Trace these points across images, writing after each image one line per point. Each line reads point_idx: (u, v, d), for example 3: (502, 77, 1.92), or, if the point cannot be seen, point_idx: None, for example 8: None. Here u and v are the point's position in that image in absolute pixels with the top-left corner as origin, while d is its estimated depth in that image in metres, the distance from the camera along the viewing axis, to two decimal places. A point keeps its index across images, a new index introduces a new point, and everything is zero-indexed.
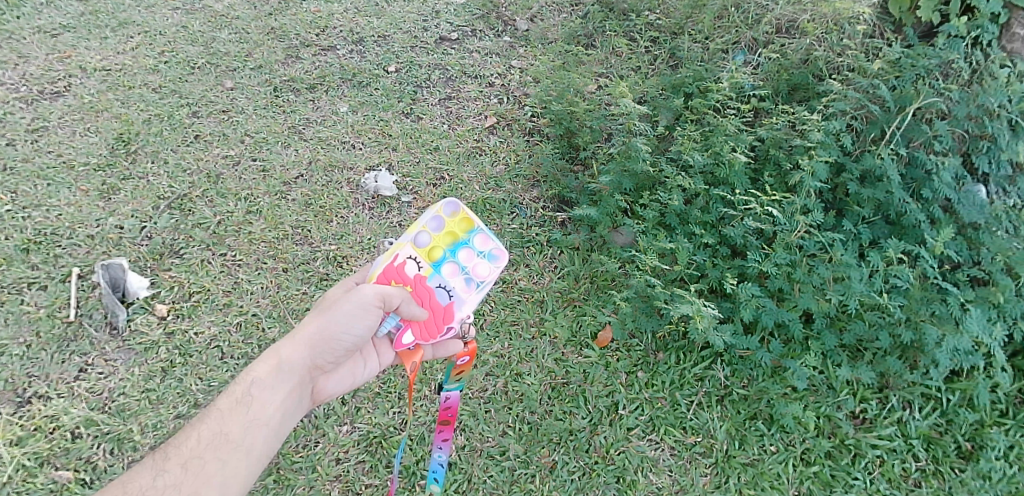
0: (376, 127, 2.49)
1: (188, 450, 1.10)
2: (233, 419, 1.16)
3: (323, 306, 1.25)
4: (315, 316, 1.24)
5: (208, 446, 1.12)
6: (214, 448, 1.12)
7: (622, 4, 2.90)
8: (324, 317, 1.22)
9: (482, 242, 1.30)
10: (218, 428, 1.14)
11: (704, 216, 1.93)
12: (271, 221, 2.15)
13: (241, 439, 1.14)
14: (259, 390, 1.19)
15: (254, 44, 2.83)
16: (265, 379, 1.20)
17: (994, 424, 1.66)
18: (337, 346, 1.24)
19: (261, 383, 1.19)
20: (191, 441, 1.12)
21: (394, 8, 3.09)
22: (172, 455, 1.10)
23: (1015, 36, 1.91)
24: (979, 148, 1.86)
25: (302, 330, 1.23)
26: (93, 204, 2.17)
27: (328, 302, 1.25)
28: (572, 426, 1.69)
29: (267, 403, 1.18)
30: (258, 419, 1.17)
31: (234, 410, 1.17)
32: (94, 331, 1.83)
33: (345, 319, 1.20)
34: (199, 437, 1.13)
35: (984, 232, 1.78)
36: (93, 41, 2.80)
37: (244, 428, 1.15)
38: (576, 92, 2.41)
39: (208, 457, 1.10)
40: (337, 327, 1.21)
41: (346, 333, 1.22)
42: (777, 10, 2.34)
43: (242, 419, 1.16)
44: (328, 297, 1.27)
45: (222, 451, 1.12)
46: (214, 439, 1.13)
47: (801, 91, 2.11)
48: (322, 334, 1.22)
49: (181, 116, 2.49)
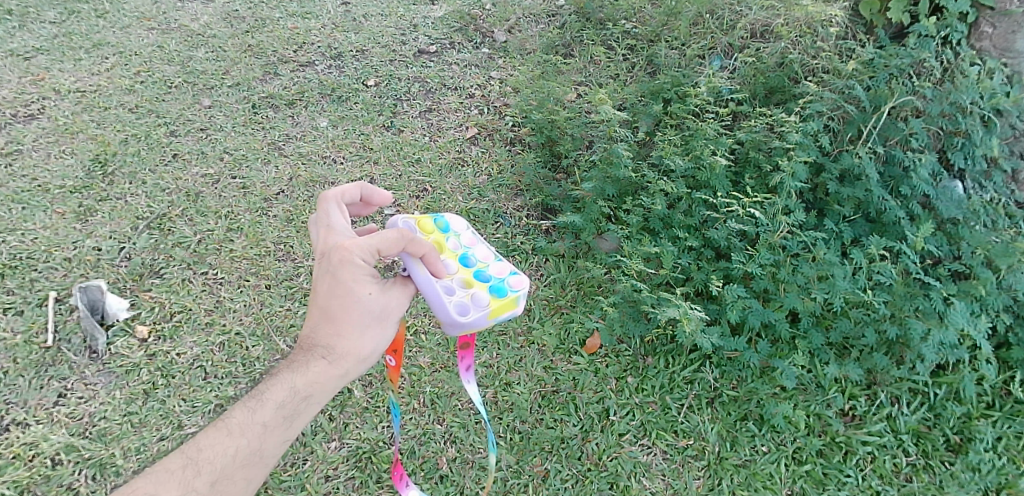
0: (357, 140, 2.48)
1: (221, 467, 1.10)
2: (271, 437, 1.14)
3: (380, 314, 1.14)
4: (373, 328, 1.14)
5: (242, 464, 1.12)
6: (248, 468, 1.12)
7: (598, 13, 2.93)
8: (382, 334, 1.16)
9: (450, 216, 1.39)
10: (256, 443, 1.13)
11: (687, 220, 1.94)
12: (252, 238, 2.12)
13: (274, 454, 1.16)
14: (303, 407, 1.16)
15: (231, 62, 2.82)
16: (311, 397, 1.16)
17: (981, 416, 1.67)
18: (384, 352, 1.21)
19: (309, 400, 1.16)
20: (227, 456, 1.11)
21: (372, 23, 3.10)
22: (204, 472, 1.09)
23: (983, 35, 1.97)
24: (954, 144, 1.89)
25: (361, 348, 1.14)
26: (70, 226, 2.14)
27: (385, 314, 1.14)
28: (563, 434, 1.67)
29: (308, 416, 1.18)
30: (297, 432, 1.17)
31: (275, 426, 1.14)
32: (73, 355, 1.79)
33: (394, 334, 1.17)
34: (235, 452, 1.11)
35: (963, 227, 1.80)
36: (67, 63, 2.77)
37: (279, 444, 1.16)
38: (556, 101, 2.43)
39: (241, 477, 1.11)
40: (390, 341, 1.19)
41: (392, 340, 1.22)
42: (751, 15, 2.37)
43: (278, 436, 1.15)
44: (382, 303, 1.13)
45: (254, 468, 1.13)
46: (249, 459, 1.12)
47: (778, 94, 2.14)
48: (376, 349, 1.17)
49: (159, 135, 2.46)
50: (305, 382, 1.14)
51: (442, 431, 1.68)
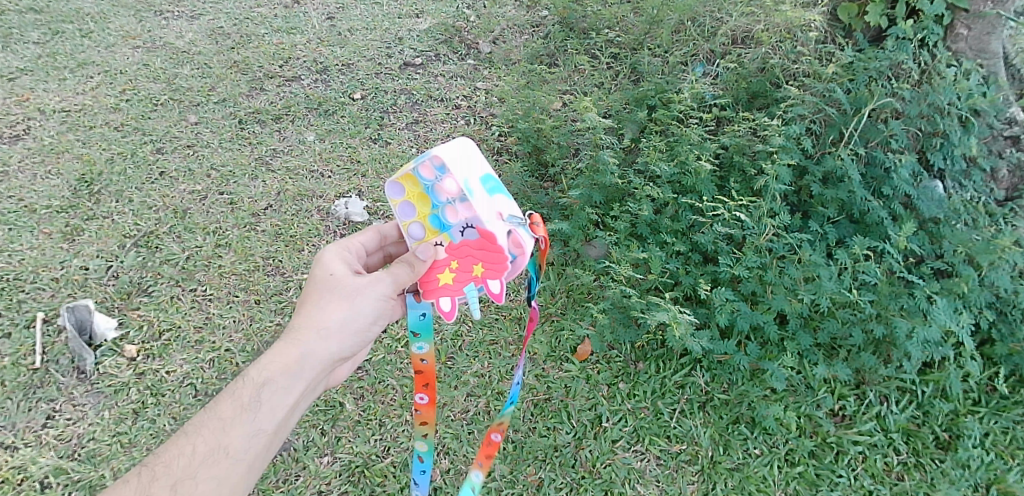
0: (344, 154, 2.49)
1: (179, 470, 1.02)
2: (235, 430, 1.06)
3: (347, 289, 1.15)
4: (337, 304, 1.14)
5: (202, 463, 1.02)
6: (209, 466, 1.02)
7: (582, 23, 2.96)
8: (349, 310, 1.15)
9: (426, 169, 1.13)
10: (216, 439, 1.05)
11: (674, 225, 1.95)
12: (241, 254, 2.12)
13: (242, 454, 1.06)
14: (269, 395, 1.09)
15: (217, 79, 2.83)
16: (277, 383, 1.10)
17: (968, 412, 1.69)
18: (362, 336, 1.17)
19: (271, 386, 1.09)
20: (184, 457, 1.03)
21: (357, 37, 3.11)
22: (161, 476, 1.02)
23: (958, 37, 2.00)
24: (933, 145, 1.91)
25: (325, 321, 1.13)
26: (57, 246, 2.13)
27: (352, 289, 1.15)
28: (556, 442, 1.67)
29: (277, 408, 1.09)
30: (266, 427, 1.08)
31: (237, 418, 1.07)
32: (61, 377, 1.78)
33: (369, 307, 1.16)
34: (194, 453, 1.03)
35: (944, 226, 1.83)
36: (51, 83, 2.77)
37: (247, 439, 1.06)
38: (541, 110, 2.44)
39: (202, 476, 1.01)
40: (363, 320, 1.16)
41: (372, 324, 1.18)
42: (732, 21, 2.40)
43: (244, 429, 1.06)
44: (347, 280, 1.16)
45: (218, 467, 1.03)
46: (210, 457, 1.03)
47: (760, 99, 2.17)
48: (346, 322, 1.15)
49: (145, 153, 2.46)
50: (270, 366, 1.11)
51: (434, 442, 1.68)
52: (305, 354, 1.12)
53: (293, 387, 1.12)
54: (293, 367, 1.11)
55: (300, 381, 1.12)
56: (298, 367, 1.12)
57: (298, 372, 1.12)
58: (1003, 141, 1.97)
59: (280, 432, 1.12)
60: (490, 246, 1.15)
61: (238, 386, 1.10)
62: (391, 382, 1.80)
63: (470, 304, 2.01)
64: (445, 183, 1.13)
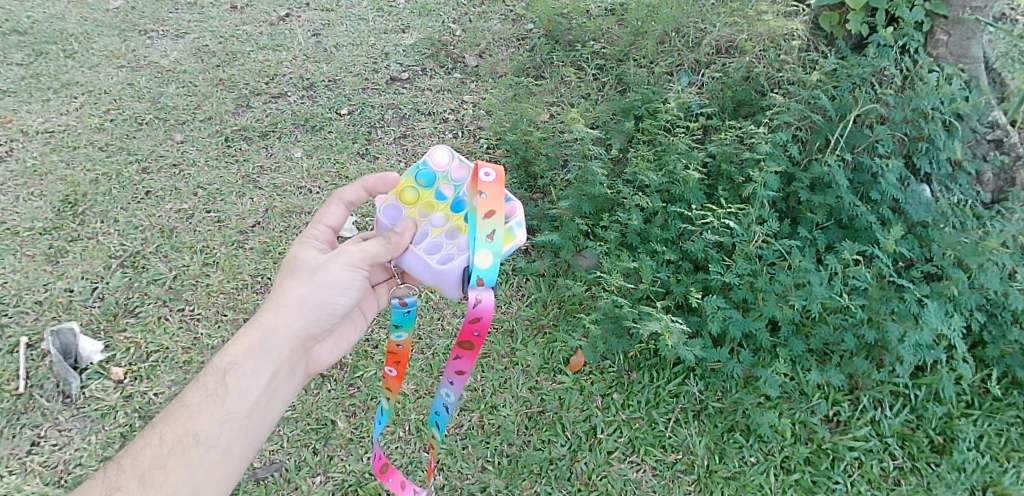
0: (332, 169, 2.48)
1: (147, 460, 1.00)
2: (203, 416, 1.05)
3: (308, 267, 1.17)
4: (297, 282, 1.16)
5: (171, 451, 1.01)
6: (179, 454, 1.01)
7: (567, 35, 2.98)
8: (307, 287, 1.16)
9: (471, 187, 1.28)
10: (183, 427, 1.04)
11: (664, 234, 1.95)
12: (229, 272, 2.10)
13: (213, 439, 1.05)
14: (236, 379, 1.09)
15: (203, 97, 2.81)
16: (243, 365, 1.11)
17: (962, 415, 1.69)
18: (326, 312, 1.18)
19: (235, 369, 1.10)
20: (151, 448, 1.02)
21: (343, 53, 3.11)
22: (128, 469, 1.00)
23: (939, 43, 2.03)
24: (919, 149, 1.94)
25: (285, 300, 1.15)
26: (40, 269, 2.10)
27: (311, 267, 1.17)
28: (551, 455, 1.66)
29: (244, 391, 1.10)
30: (235, 410, 1.08)
31: (201, 404, 1.06)
32: (46, 402, 1.74)
33: (333, 284, 1.17)
34: (162, 442, 1.02)
35: (932, 229, 1.84)
36: (34, 104, 2.75)
37: (216, 424, 1.06)
38: (529, 122, 2.45)
39: (172, 466, 1.00)
40: (333, 295, 1.18)
41: (338, 299, 1.19)
42: (716, 31, 2.42)
43: (212, 415, 1.06)
44: (313, 258, 1.19)
45: (189, 455, 1.02)
46: (178, 444, 1.02)
47: (745, 107, 2.19)
48: (307, 299, 1.16)
49: (130, 173, 2.44)
50: (233, 349, 1.12)
51: (428, 459, 1.66)
52: (268, 334, 1.14)
53: (258, 369, 1.12)
54: (257, 347, 1.13)
55: (267, 362, 1.13)
56: (263, 347, 1.13)
57: (262, 351, 1.13)
58: (986, 145, 1.99)
59: (254, 415, 1.11)
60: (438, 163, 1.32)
61: (204, 375, 1.10)
62: (383, 398, 1.79)
63: (461, 317, 2.00)
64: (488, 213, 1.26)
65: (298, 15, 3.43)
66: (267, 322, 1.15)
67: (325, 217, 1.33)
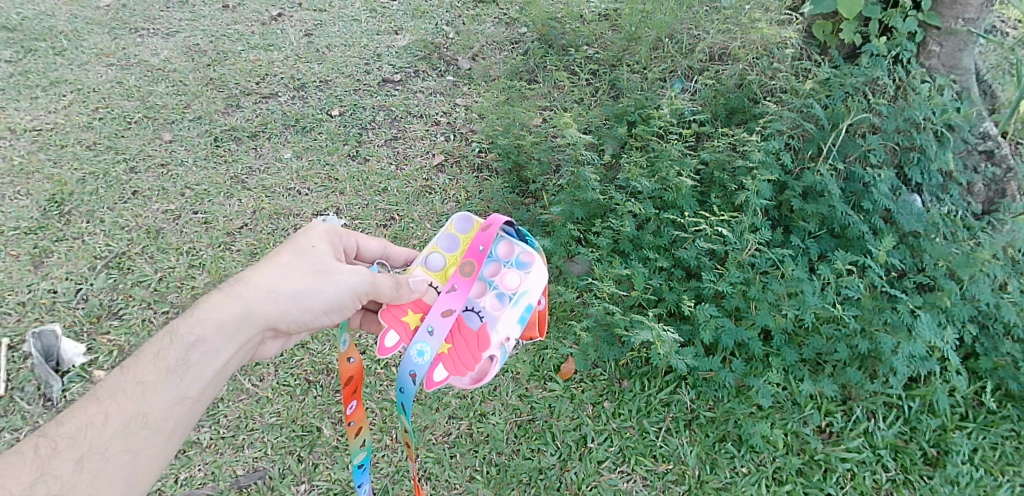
0: (322, 171, 2.45)
1: (86, 442, 0.93)
2: (157, 397, 1.00)
3: (317, 264, 1.18)
4: (300, 277, 1.16)
5: (117, 434, 0.94)
6: (124, 438, 0.94)
7: (561, 39, 2.96)
8: (309, 286, 1.16)
9: (507, 284, 1.32)
10: (133, 408, 0.97)
11: (656, 241, 1.93)
12: (215, 274, 2.06)
13: (160, 425, 0.98)
14: (200, 360, 1.05)
15: (193, 96, 2.78)
16: (212, 349, 1.06)
17: (955, 427, 1.68)
18: (311, 316, 1.17)
19: (206, 352, 1.06)
20: (94, 427, 0.94)
21: (335, 53, 3.09)
22: (64, 449, 0.91)
23: (931, 54, 2.02)
24: (910, 159, 1.92)
25: (278, 290, 1.14)
26: (24, 269, 2.06)
27: (317, 266, 1.18)
28: (541, 465, 1.63)
29: (206, 375, 1.05)
30: (192, 396, 1.03)
31: (160, 383, 1.01)
32: (26, 405, 1.71)
33: (330, 295, 1.16)
34: (106, 422, 0.95)
35: (924, 239, 1.82)
36: (22, 101, 2.72)
37: (167, 409, 1.00)
38: (522, 126, 2.43)
39: (115, 450, 0.93)
40: (318, 299, 1.16)
41: (328, 309, 1.18)
42: (709, 38, 2.42)
43: (165, 396, 1.00)
44: (320, 255, 1.19)
45: (134, 438, 0.95)
46: (126, 425, 0.95)
47: (738, 114, 2.18)
48: (300, 296, 1.15)
49: (118, 172, 2.41)
50: (204, 324, 1.08)
51: (416, 467, 1.63)
52: (246, 314, 1.12)
53: (225, 356, 1.08)
54: (230, 327, 1.10)
55: (238, 349, 1.10)
56: (238, 331, 1.10)
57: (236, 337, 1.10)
58: (978, 155, 1.98)
59: (205, 402, 1.06)
60: (475, 344, 1.26)
61: (166, 349, 1.05)
62: (370, 405, 1.76)
63: None
64: (511, 275, 1.33)
65: (290, 14, 3.40)
66: (248, 304, 1.12)
67: (354, 236, 1.36)
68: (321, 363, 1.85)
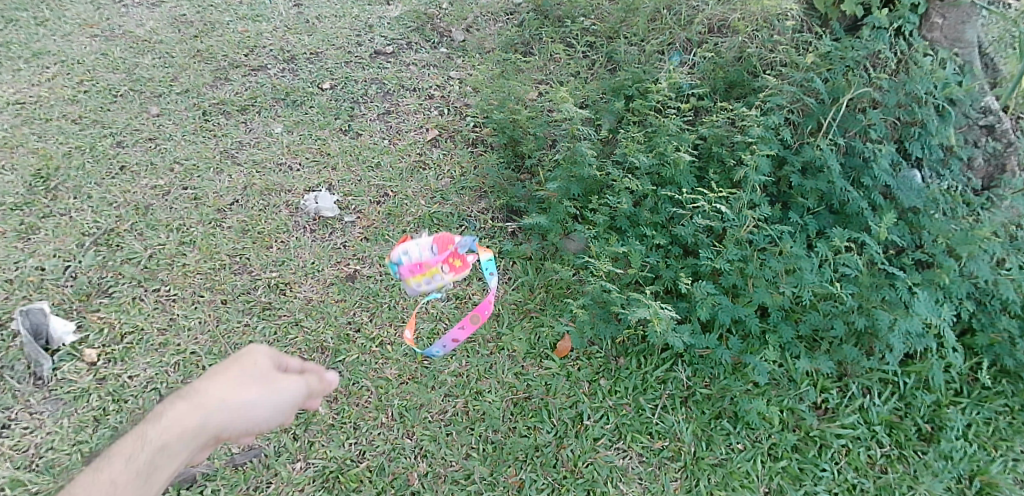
0: (313, 146, 2.41)
1: None
2: None
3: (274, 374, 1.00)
4: (265, 382, 0.98)
5: None
6: None
7: (557, 10, 2.89)
8: (273, 393, 0.98)
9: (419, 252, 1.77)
10: None
11: (653, 217, 1.91)
12: (206, 251, 2.03)
13: None
14: (155, 471, 0.84)
15: (180, 68, 2.71)
16: (167, 460, 0.86)
17: (950, 403, 1.68)
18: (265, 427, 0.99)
19: (164, 459, 0.86)
20: None
21: (326, 24, 3.01)
22: None
23: (934, 26, 1.97)
24: (911, 134, 1.89)
25: (249, 394, 0.95)
26: (10, 246, 2.02)
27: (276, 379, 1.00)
28: (537, 442, 1.63)
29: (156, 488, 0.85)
30: None
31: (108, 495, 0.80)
32: (16, 384, 1.68)
33: (286, 409, 1.00)
34: None
35: (923, 215, 1.80)
36: (4, 74, 2.64)
37: None
38: (517, 100, 2.38)
39: None
40: (277, 412, 0.99)
41: (284, 416, 1.01)
42: (708, 10, 2.37)
43: None
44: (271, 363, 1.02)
45: None
46: None
47: (737, 88, 2.14)
48: (263, 411, 0.96)
49: (104, 147, 2.35)
50: (171, 428, 0.87)
51: (412, 445, 1.62)
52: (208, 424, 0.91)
53: (177, 465, 0.88)
54: (189, 437, 0.88)
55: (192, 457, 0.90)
56: (199, 437, 0.90)
57: (197, 441, 0.90)
58: (978, 130, 1.95)
59: None
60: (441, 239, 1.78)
61: (126, 453, 0.83)
62: (365, 383, 1.74)
63: (446, 301, 1.95)
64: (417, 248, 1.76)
65: None
66: (212, 405, 0.91)
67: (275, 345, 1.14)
68: (314, 341, 1.83)
